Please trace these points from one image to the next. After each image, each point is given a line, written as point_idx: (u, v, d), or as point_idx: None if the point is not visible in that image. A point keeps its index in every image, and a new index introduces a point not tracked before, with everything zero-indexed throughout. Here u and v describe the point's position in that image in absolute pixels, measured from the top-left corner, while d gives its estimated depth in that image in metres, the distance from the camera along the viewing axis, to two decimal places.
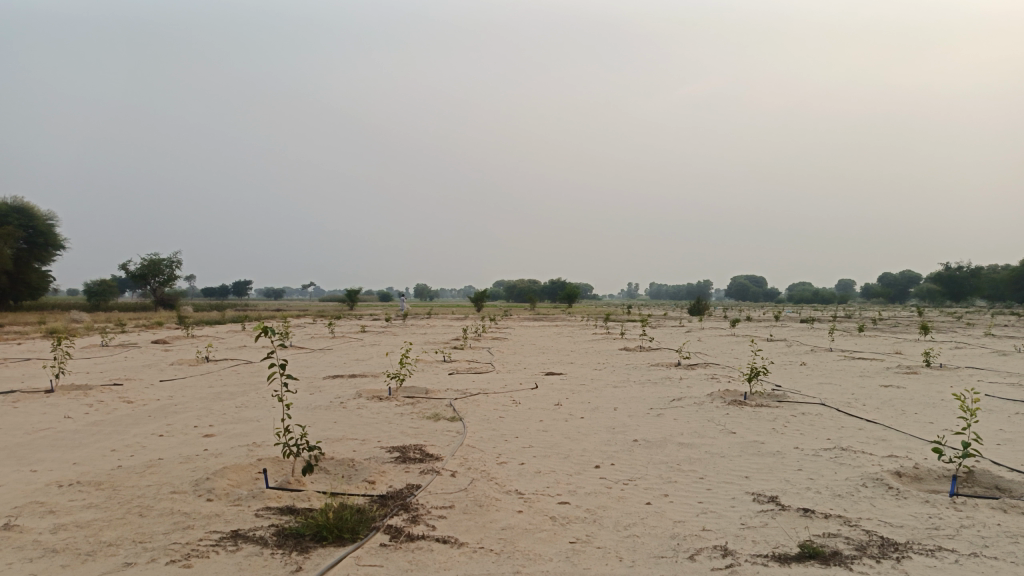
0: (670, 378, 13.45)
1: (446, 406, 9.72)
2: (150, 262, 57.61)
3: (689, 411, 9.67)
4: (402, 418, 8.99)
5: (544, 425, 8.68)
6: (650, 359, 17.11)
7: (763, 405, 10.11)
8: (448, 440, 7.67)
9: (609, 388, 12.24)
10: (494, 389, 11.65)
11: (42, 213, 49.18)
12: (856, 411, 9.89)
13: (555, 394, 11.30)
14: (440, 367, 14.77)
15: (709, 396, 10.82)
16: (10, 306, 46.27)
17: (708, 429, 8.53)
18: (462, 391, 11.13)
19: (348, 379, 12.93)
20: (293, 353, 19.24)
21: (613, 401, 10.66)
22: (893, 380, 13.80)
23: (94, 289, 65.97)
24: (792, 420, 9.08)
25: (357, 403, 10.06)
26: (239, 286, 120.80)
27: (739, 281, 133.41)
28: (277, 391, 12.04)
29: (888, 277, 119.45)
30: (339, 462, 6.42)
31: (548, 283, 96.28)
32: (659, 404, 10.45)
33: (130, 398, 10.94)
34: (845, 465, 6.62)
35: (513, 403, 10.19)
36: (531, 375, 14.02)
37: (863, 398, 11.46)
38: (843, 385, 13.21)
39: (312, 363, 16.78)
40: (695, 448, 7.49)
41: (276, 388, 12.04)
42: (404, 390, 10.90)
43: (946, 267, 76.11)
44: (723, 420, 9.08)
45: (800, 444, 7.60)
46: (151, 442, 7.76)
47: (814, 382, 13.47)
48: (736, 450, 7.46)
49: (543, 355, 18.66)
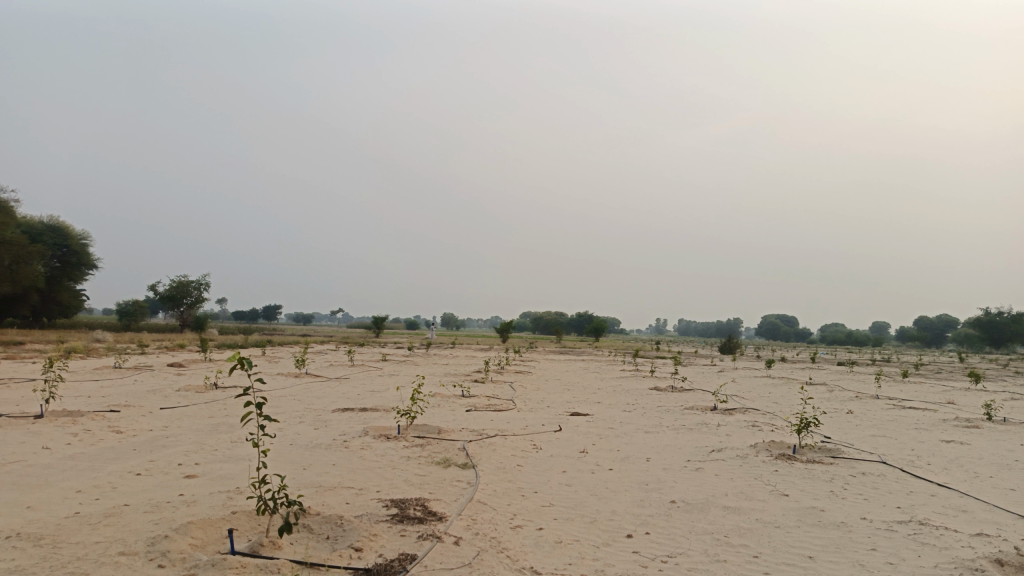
0: (707, 424, 12.30)
1: (459, 450, 8.73)
2: (177, 282, 57.98)
3: (732, 466, 8.56)
4: (407, 463, 8.03)
5: (567, 477, 7.65)
6: (684, 401, 15.93)
7: (815, 462, 8.96)
8: (456, 493, 6.68)
9: (639, 434, 11.17)
10: (513, 431, 10.64)
11: (76, 233, 49.49)
12: (922, 472, 8.71)
13: (580, 438, 10.26)
14: (457, 403, 13.80)
15: (753, 448, 9.69)
16: (40, 324, 46.35)
17: (756, 490, 7.43)
18: (478, 432, 10.14)
19: (358, 414, 12.04)
20: (307, 382, 18.40)
21: (644, 450, 9.55)
22: (956, 435, 12.50)
23: (125, 309, 66.46)
24: (851, 482, 7.95)
25: (361, 443, 9.11)
26: (269, 311, 121.70)
27: (770, 321, 130.92)
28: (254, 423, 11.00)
29: (925, 321, 116.19)
30: (324, 519, 5.46)
31: (576, 317, 95.21)
32: (696, 455, 9.36)
33: (121, 428, 10.14)
34: (930, 546, 5.50)
35: (533, 449, 9.18)
36: (554, 415, 12.95)
37: (925, 455, 10.25)
38: (899, 438, 11.96)
39: (324, 393, 15.93)
40: (743, 515, 6.41)
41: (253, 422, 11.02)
42: (415, 430, 9.96)
43: (985, 312, 73.67)
44: (772, 478, 7.97)
45: (868, 515, 6.50)
46: (123, 483, 6.90)
47: (865, 434, 12.22)
48: (792, 518, 6.37)
49: (568, 393, 17.55)
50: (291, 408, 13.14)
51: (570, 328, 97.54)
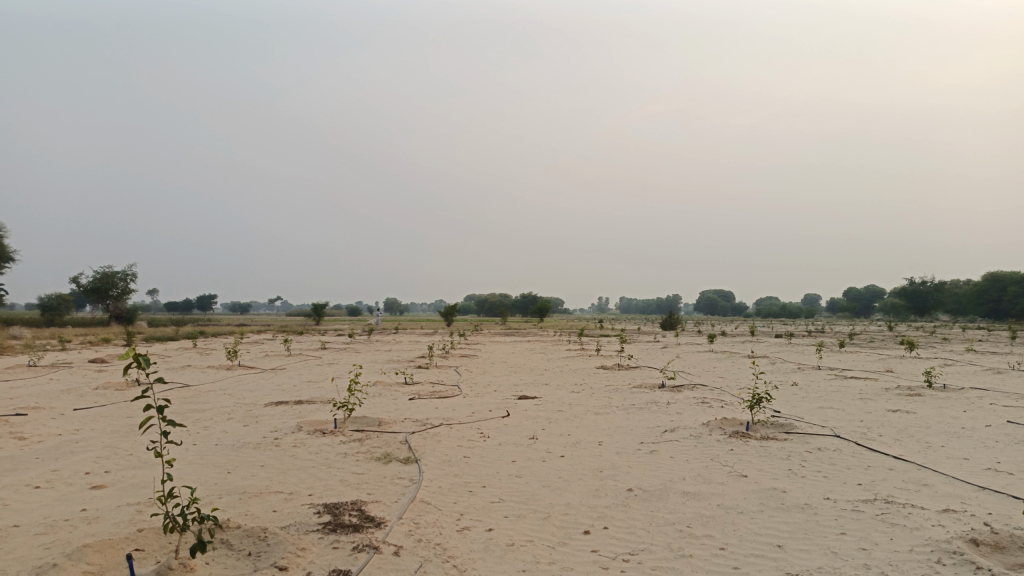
0: (657, 403, 12.00)
1: (400, 444, 8.15)
2: (102, 274, 55.23)
3: (687, 447, 8.22)
4: (344, 461, 7.42)
5: (517, 468, 7.16)
6: (631, 380, 15.67)
7: (769, 438, 8.71)
8: (396, 493, 6.13)
9: (589, 416, 10.78)
10: (458, 419, 10.10)
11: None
12: (876, 445, 8.56)
13: (529, 424, 9.79)
14: (399, 391, 13.17)
15: (706, 427, 9.39)
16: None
17: (714, 471, 7.10)
18: (422, 422, 9.56)
19: (293, 407, 11.30)
20: (240, 374, 17.39)
21: (596, 434, 9.14)
22: (900, 404, 12.53)
23: (47, 304, 63.05)
24: (808, 459, 7.71)
25: (294, 440, 8.45)
26: (204, 300, 117.80)
27: (709, 296, 133.66)
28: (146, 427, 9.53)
29: (855, 291, 120.30)
30: (246, 533, 4.83)
31: (519, 298, 95.11)
32: (649, 437, 9.00)
33: (24, 434, 9.16)
34: (900, 527, 5.23)
35: (480, 438, 8.66)
36: (501, 400, 12.46)
37: (875, 426, 10.16)
38: (848, 410, 11.90)
39: (257, 386, 15.03)
40: (703, 501, 6.04)
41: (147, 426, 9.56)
42: (353, 423, 9.32)
43: (910, 282, 76.49)
44: (728, 459, 7.65)
45: (832, 495, 6.23)
46: (16, 499, 6.08)
47: (813, 407, 12.12)
48: (755, 502, 6.04)
49: (514, 375, 17.09)
50: (220, 403, 12.27)
51: (514, 309, 97.21)
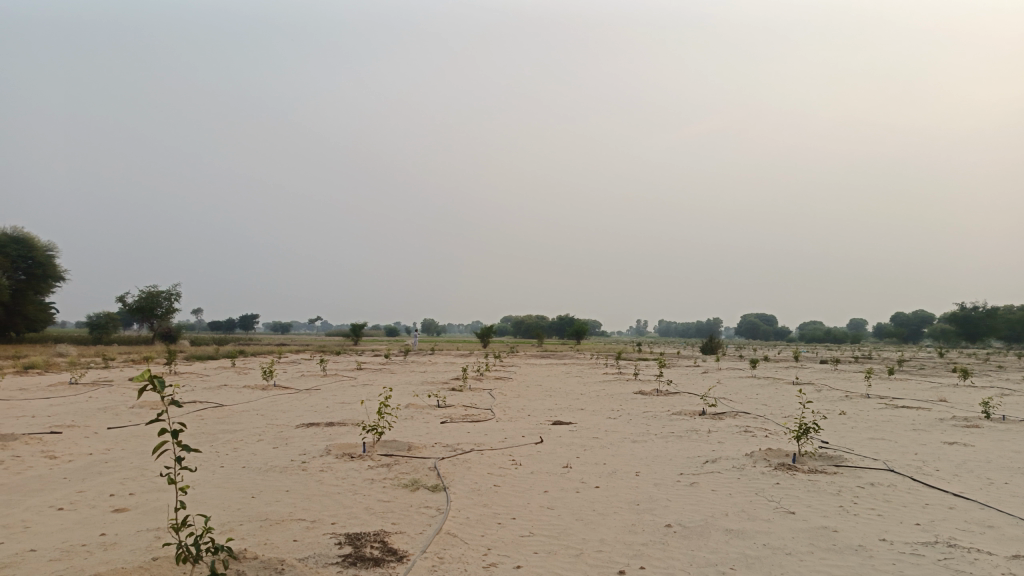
0: (697, 431, 11.55)
1: (429, 470, 7.90)
2: (147, 293, 56.47)
3: (728, 480, 7.80)
4: (371, 488, 7.20)
5: (549, 499, 6.84)
6: (670, 406, 15.21)
7: (817, 472, 8.25)
8: (422, 524, 5.86)
9: (626, 443, 10.41)
10: (490, 445, 9.81)
11: (41, 244, 47.66)
12: (933, 481, 8.03)
13: (563, 451, 9.47)
14: (431, 414, 12.94)
15: (749, 458, 8.95)
16: (11, 339, 44.69)
17: (759, 507, 6.69)
18: (452, 448, 9.31)
19: (324, 429, 11.15)
20: (274, 395, 17.36)
21: (633, 463, 8.77)
22: (957, 436, 11.86)
23: (95, 322, 64.64)
24: (860, 494, 7.24)
25: (322, 464, 8.26)
26: (246, 320, 119.76)
27: (749, 321, 131.32)
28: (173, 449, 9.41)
29: (902, 316, 116.98)
30: (262, 564, 4.61)
31: (556, 321, 94.59)
32: (688, 467, 8.59)
33: (56, 453, 9.15)
34: (966, 575, 4.78)
35: (511, 466, 8.36)
36: (535, 425, 12.13)
37: (931, 460, 9.58)
38: (900, 441, 11.29)
39: (291, 407, 14.96)
40: (747, 541, 5.65)
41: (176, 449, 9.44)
42: (382, 447, 9.11)
43: (961, 307, 74.00)
44: (774, 493, 7.22)
45: (888, 537, 5.78)
46: (38, 521, 5.98)
47: (864, 438, 11.53)
48: (804, 543, 5.63)
49: (550, 399, 16.75)
50: (251, 424, 12.18)
51: (551, 332, 96.71)
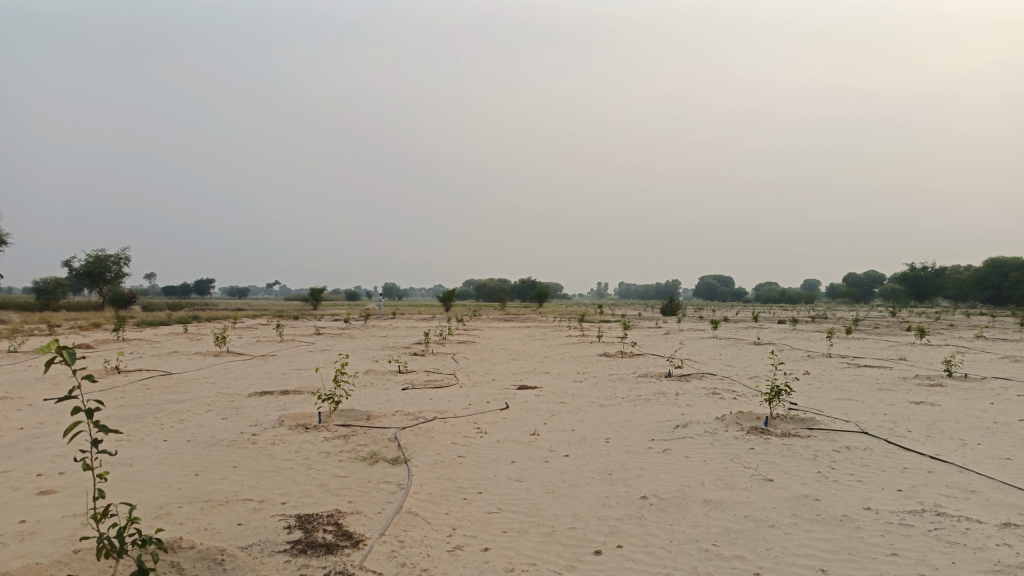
0: (665, 394, 11.28)
1: (389, 441, 7.43)
2: (94, 257, 54.35)
3: (702, 445, 7.51)
4: (326, 462, 6.71)
5: (516, 470, 6.44)
6: (636, 368, 14.96)
7: (791, 435, 8.01)
8: (380, 502, 5.41)
9: (594, 408, 10.09)
10: (454, 412, 9.38)
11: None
12: (907, 443, 7.85)
13: (530, 418, 9.09)
14: (391, 380, 12.46)
15: (721, 422, 8.69)
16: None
17: (736, 475, 6.40)
18: (414, 416, 8.85)
19: (278, 398, 10.60)
20: (227, 362, 16.65)
21: (602, 430, 8.43)
22: (922, 395, 11.83)
23: (42, 288, 62.24)
24: (837, 459, 7.01)
25: (275, 436, 7.74)
26: (201, 284, 116.97)
27: (708, 282, 132.88)
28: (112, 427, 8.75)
29: (855, 277, 119.43)
30: (200, 555, 4.11)
31: (518, 283, 94.22)
32: (659, 432, 8.28)
33: None
34: (960, 547, 4.53)
35: (476, 434, 7.95)
36: (499, 390, 11.74)
37: (902, 420, 9.45)
38: (868, 402, 11.19)
39: (244, 374, 14.31)
40: (727, 513, 5.34)
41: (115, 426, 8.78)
42: (339, 417, 8.62)
43: (911, 267, 75.70)
44: (749, 459, 6.93)
45: (872, 505, 5.52)
46: None
47: (831, 399, 11.40)
48: (787, 514, 5.33)
49: (514, 362, 16.38)
50: (200, 393, 11.54)
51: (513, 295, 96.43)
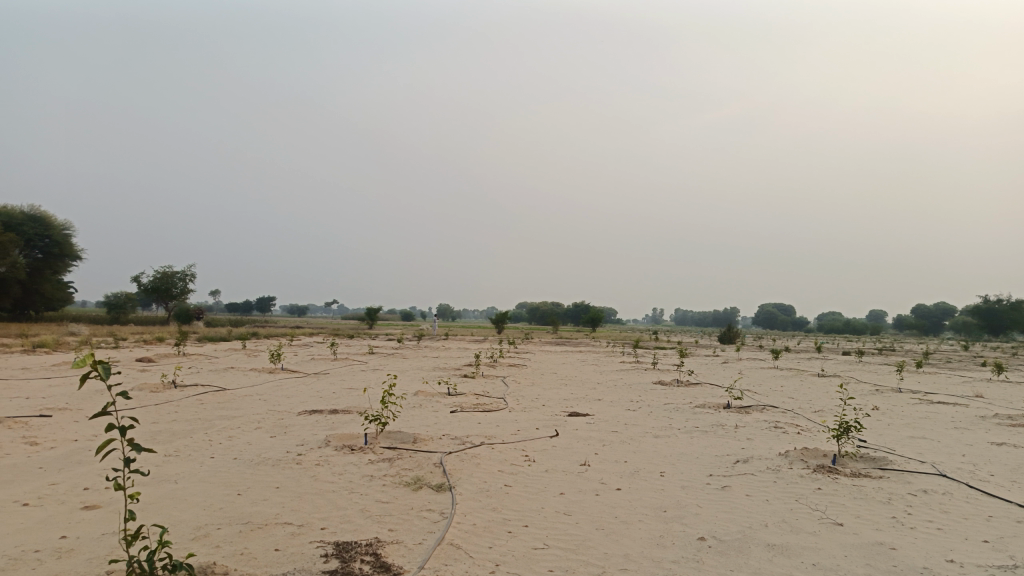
0: (722, 426, 10.79)
1: (434, 467, 7.22)
2: (162, 274, 56.25)
3: (764, 483, 7.06)
4: (369, 486, 6.54)
5: (565, 502, 6.13)
6: (692, 398, 14.45)
7: (862, 475, 7.49)
8: (421, 532, 5.19)
9: (648, 439, 9.69)
10: (503, 438, 9.13)
11: (57, 223, 47.39)
12: (991, 488, 7.24)
13: (580, 447, 8.76)
14: (440, 403, 12.29)
15: (784, 458, 8.21)
16: (28, 318, 44.44)
17: (802, 517, 5.96)
18: (461, 441, 8.63)
19: (326, 418, 10.52)
20: (281, 379, 16.77)
21: (656, 462, 8.05)
22: (1003, 436, 11.03)
23: (112, 302, 64.74)
24: (913, 504, 6.48)
25: (320, 457, 7.63)
26: (262, 302, 120.00)
27: (767, 311, 129.75)
28: (161, 442, 8.74)
29: (923, 308, 114.76)
30: None
31: (572, 307, 93.70)
32: (717, 467, 7.86)
33: (38, 439, 8.56)
34: None
35: (525, 463, 7.67)
36: (550, 417, 11.43)
37: (983, 463, 8.78)
38: (944, 441, 10.48)
39: (296, 392, 14.36)
40: (792, 559, 4.93)
41: (165, 442, 8.78)
42: (385, 439, 8.46)
43: (984, 299, 72.32)
44: (816, 500, 6.47)
45: (955, 558, 5.02)
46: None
47: (904, 437, 10.72)
48: (860, 564, 4.88)
49: (566, 388, 16.05)
50: (251, 410, 11.57)
51: (567, 319, 95.85)
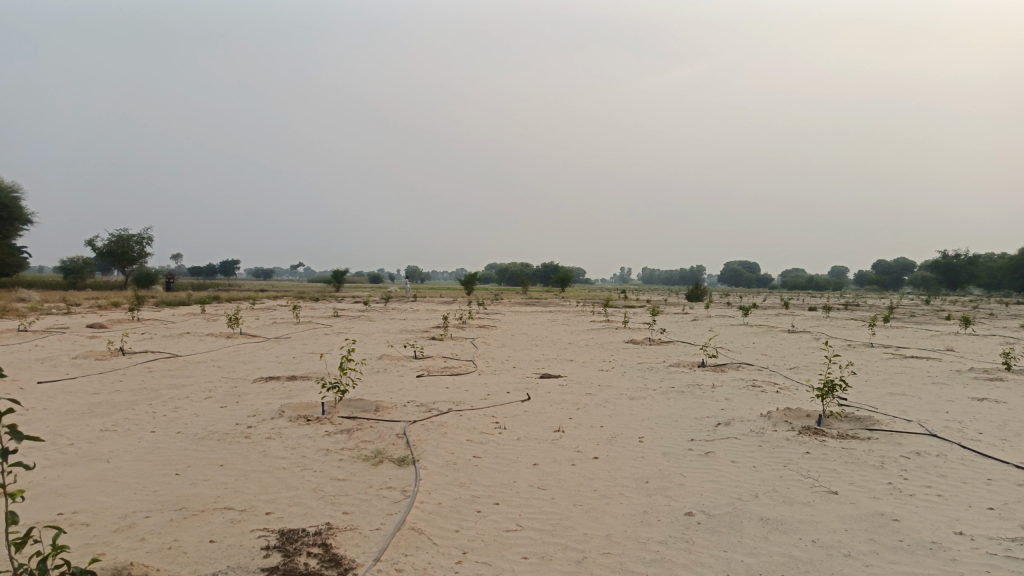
0: (700, 386, 10.39)
1: (397, 438, 6.64)
2: (117, 237, 54.39)
3: (750, 448, 6.62)
4: (324, 461, 5.94)
5: (540, 475, 5.61)
6: (665, 357, 14.07)
7: (850, 437, 7.10)
8: (379, 515, 4.62)
9: (624, 401, 9.24)
10: (472, 403, 8.59)
11: (5, 185, 45.21)
12: (983, 447, 6.91)
13: (554, 412, 8.25)
14: (406, 367, 11.70)
15: (767, 419, 7.80)
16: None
17: (793, 485, 5.53)
18: (427, 408, 8.07)
19: (284, 385, 9.87)
20: (238, 344, 15.99)
21: (634, 427, 7.58)
22: (982, 391, 10.81)
23: (68, 267, 62.68)
24: (908, 467, 6.09)
25: (273, 430, 7.00)
26: (225, 266, 117.67)
27: (733, 269, 130.98)
28: (98, 416, 8.02)
29: (884, 264, 116.69)
30: None
31: (540, 268, 93.52)
32: (698, 431, 7.41)
33: None
34: None
35: (495, 431, 7.13)
36: (521, 379, 10.91)
37: (969, 420, 8.48)
38: (926, 397, 10.21)
39: (254, 358, 13.65)
40: (790, 536, 4.48)
41: (101, 415, 8.05)
42: (344, 409, 7.85)
43: (943, 255, 73.50)
44: (806, 466, 6.05)
45: (963, 530, 4.62)
46: None
47: (883, 393, 10.43)
48: (864, 540, 4.44)
49: (537, 349, 15.57)
50: (203, 378, 10.85)
51: (536, 279, 95.48)
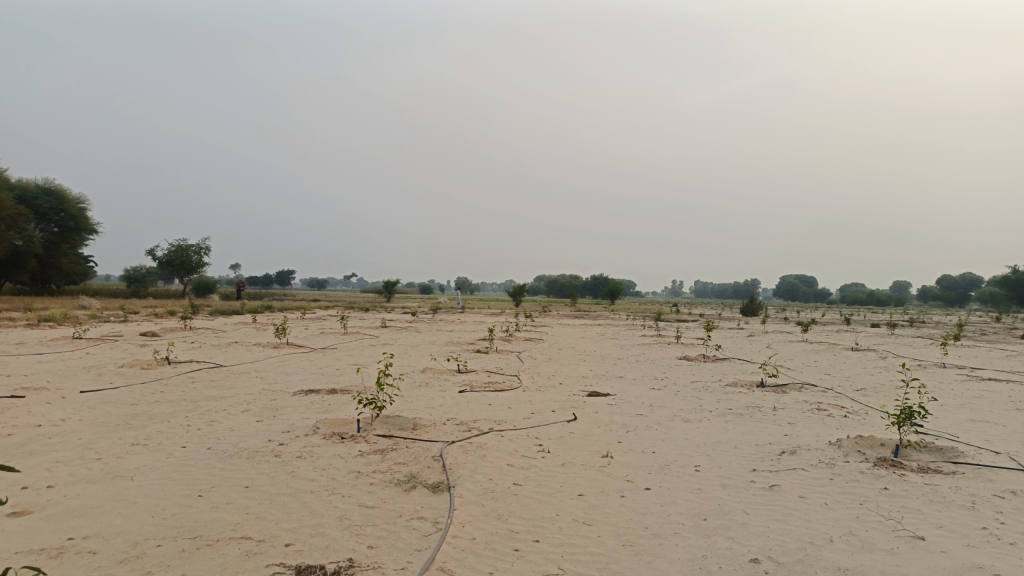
0: (760, 408, 9.71)
1: (433, 460, 6.23)
2: (176, 247, 55.82)
3: (819, 481, 5.99)
4: (354, 485, 5.55)
5: (585, 508, 5.11)
6: (721, 375, 13.38)
7: (933, 471, 6.39)
8: (407, 551, 4.20)
9: (678, 423, 8.65)
10: (516, 423, 8.13)
11: (73, 196, 46.74)
12: None
13: (602, 434, 7.72)
14: (449, 381, 11.32)
15: (837, 448, 7.12)
16: (48, 291, 43.97)
17: (873, 528, 4.90)
18: (468, 427, 7.64)
19: (323, 399, 9.58)
20: (283, 355, 15.89)
21: (690, 453, 7.01)
22: None
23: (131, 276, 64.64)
24: (1004, 509, 5.38)
25: (305, 448, 6.66)
26: (281, 276, 120.15)
27: (789, 283, 127.68)
28: (131, 428, 7.82)
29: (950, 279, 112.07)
30: None
31: (590, 280, 92.83)
32: (760, 460, 6.80)
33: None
34: None
35: (538, 455, 6.64)
36: (567, 397, 10.38)
37: None
38: (1012, 425, 9.33)
39: (297, 369, 13.46)
40: None
41: (134, 427, 7.84)
42: (381, 427, 7.49)
43: (1015, 271, 70.03)
44: (886, 505, 5.40)
45: None
46: None
47: (962, 420, 9.57)
48: None
49: (585, 364, 15.04)
50: (243, 390, 10.65)
51: (585, 291, 94.64)
